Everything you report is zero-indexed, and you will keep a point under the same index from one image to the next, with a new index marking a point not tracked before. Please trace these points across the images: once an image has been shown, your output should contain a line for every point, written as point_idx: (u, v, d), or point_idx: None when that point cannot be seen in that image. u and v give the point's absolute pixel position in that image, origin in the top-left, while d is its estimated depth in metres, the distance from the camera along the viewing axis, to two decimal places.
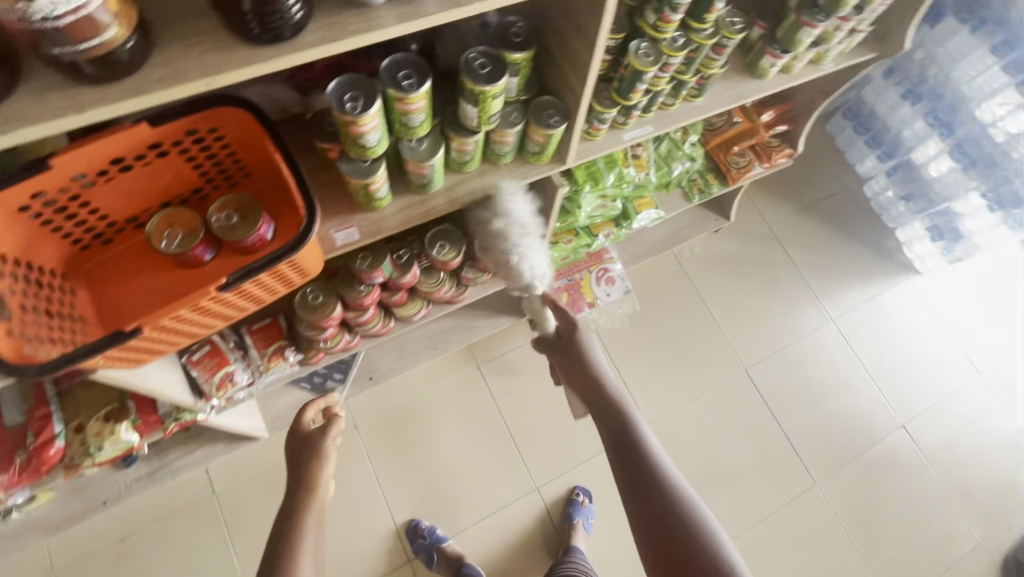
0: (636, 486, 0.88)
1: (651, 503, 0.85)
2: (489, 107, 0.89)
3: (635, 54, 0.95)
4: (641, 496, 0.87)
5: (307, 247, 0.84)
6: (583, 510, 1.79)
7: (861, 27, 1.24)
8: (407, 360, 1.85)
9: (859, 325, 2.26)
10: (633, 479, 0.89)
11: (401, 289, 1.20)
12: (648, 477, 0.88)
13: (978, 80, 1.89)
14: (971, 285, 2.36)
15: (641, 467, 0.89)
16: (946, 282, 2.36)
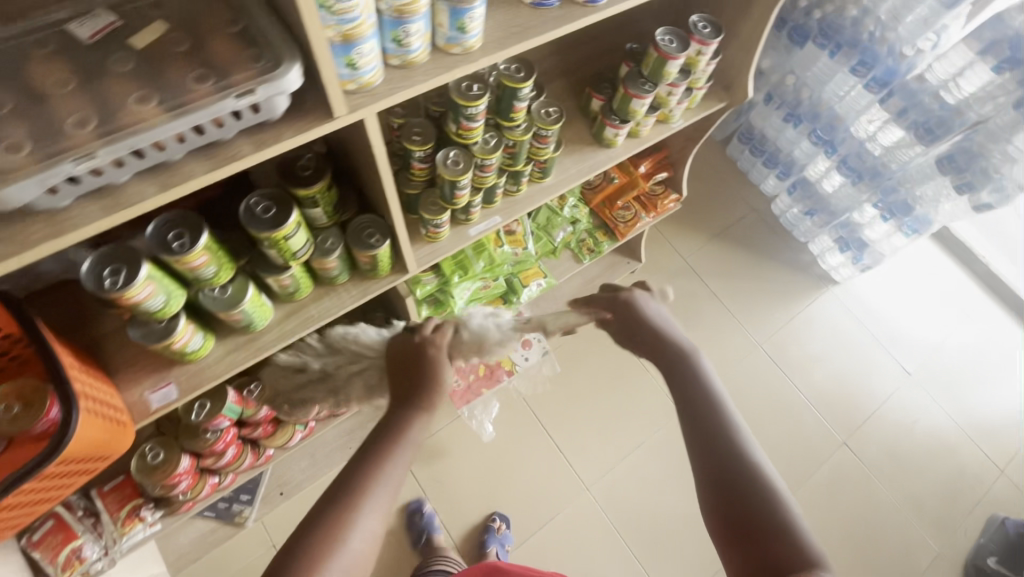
0: (701, 449, 0.79)
1: (718, 468, 0.76)
2: (289, 246, 0.83)
3: (445, 165, 0.92)
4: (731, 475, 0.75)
5: (87, 425, 0.76)
6: (498, 537, 1.75)
7: (698, 85, 1.23)
8: (320, 467, 1.72)
9: (787, 344, 2.26)
10: (697, 439, 0.80)
11: (261, 422, 1.13)
12: (715, 440, 0.79)
13: (849, 97, 1.92)
14: (890, 284, 2.40)
15: (709, 427, 0.80)
16: (865, 286, 2.39)
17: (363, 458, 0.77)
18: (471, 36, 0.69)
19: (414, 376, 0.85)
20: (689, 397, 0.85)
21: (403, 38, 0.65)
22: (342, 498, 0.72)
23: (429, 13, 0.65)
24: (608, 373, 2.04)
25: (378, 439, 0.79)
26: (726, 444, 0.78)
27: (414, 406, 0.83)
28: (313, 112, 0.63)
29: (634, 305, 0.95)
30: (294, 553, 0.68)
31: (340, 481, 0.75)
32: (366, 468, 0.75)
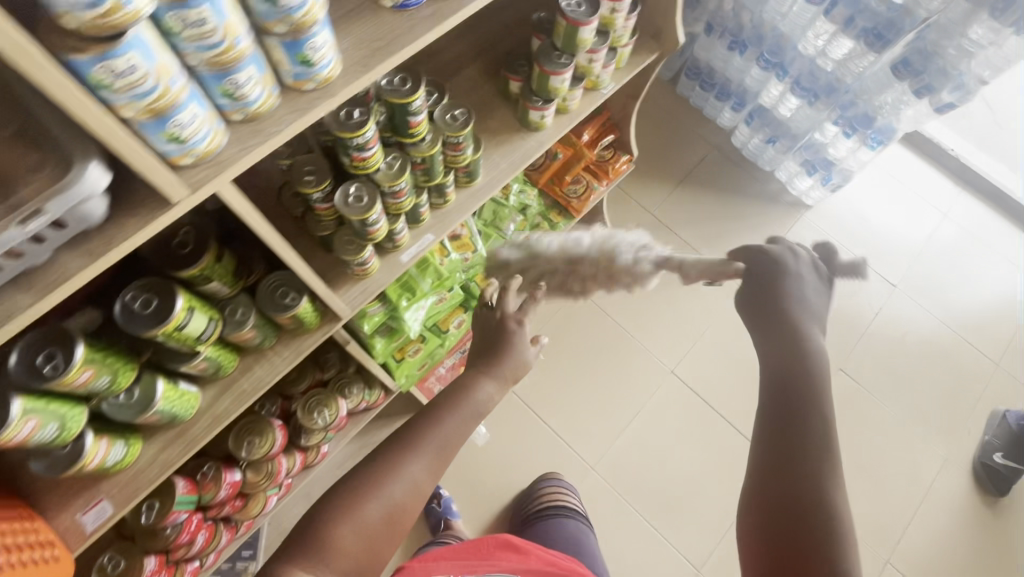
0: (767, 454, 0.66)
1: (783, 475, 0.64)
2: (187, 334, 0.74)
3: (346, 205, 0.81)
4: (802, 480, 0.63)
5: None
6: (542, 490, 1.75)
7: (622, 43, 1.11)
8: None
9: None
10: (773, 437, 0.66)
11: (225, 501, 1.05)
12: (792, 448, 0.65)
13: (791, 14, 1.78)
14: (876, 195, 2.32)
15: (792, 434, 0.65)
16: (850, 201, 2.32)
17: (417, 423, 0.83)
18: (323, 67, 0.58)
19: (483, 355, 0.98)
20: (788, 391, 0.68)
21: (236, 91, 0.53)
22: (391, 452, 0.78)
23: (258, 54, 0.53)
24: (595, 348, 1.98)
25: (433, 413, 0.85)
26: (807, 455, 0.64)
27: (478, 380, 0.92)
28: (146, 203, 0.53)
29: (777, 271, 0.74)
30: (336, 494, 0.74)
31: (396, 437, 0.82)
32: (414, 432, 0.81)
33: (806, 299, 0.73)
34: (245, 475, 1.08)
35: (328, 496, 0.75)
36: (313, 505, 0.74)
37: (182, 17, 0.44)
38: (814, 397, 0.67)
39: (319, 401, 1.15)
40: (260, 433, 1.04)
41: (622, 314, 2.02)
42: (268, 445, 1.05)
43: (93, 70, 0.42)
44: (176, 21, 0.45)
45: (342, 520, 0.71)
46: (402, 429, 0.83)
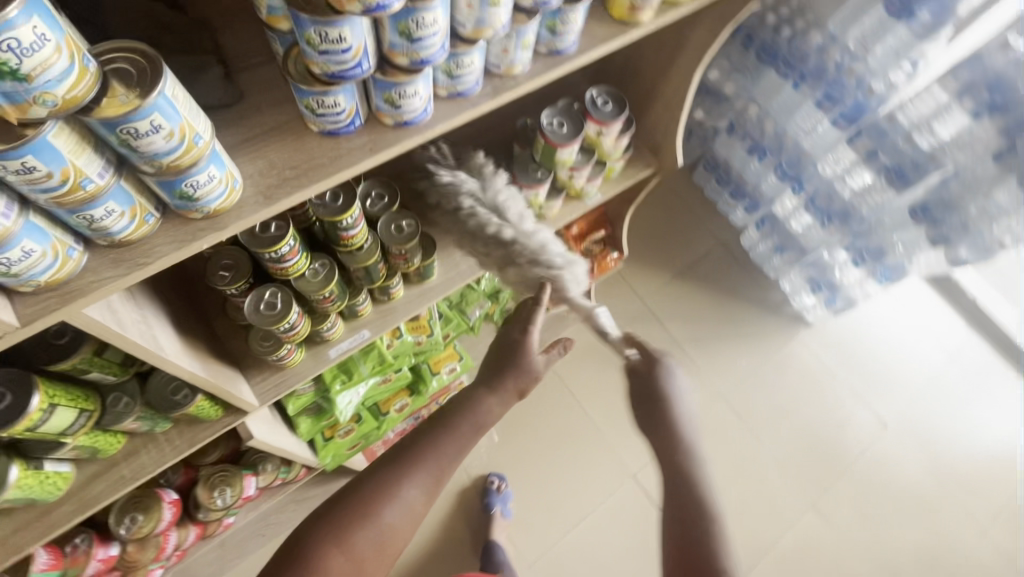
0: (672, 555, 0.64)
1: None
2: (46, 431, 0.67)
3: (255, 313, 0.74)
4: None
5: None
6: (500, 497, 1.62)
7: (612, 158, 1.04)
8: None
9: (752, 392, 1.97)
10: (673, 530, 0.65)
11: (94, 575, 0.97)
12: (689, 551, 0.63)
13: (815, 133, 1.60)
14: (886, 322, 2.10)
15: (689, 533, 0.64)
16: (855, 327, 2.09)
17: (420, 433, 0.70)
18: (209, 200, 0.51)
19: (504, 346, 0.78)
20: (675, 489, 0.68)
21: (91, 224, 0.47)
22: (391, 471, 0.66)
23: (124, 188, 0.46)
24: (552, 438, 1.74)
25: (441, 420, 0.71)
26: (703, 549, 0.63)
27: (501, 374, 0.75)
28: None
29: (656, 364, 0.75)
30: (325, 516, 0.64)
31: (397, 448, 0.69)
32: (418, 447, 0.68)
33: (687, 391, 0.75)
34: (125, 550, 1.00)
35: (315, 519, 0.64)
36: (295, 532, 0.64)
37: (4, 165, 0.38)
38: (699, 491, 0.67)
39: (224, 479, 1.07)
40: (146, 510, 0.97)
41: (592, 405, 1.78)
42: (153, 523, 0.98)
43: None
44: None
45: (335, 549, 0.61)
46: (404, 439, 0.70)
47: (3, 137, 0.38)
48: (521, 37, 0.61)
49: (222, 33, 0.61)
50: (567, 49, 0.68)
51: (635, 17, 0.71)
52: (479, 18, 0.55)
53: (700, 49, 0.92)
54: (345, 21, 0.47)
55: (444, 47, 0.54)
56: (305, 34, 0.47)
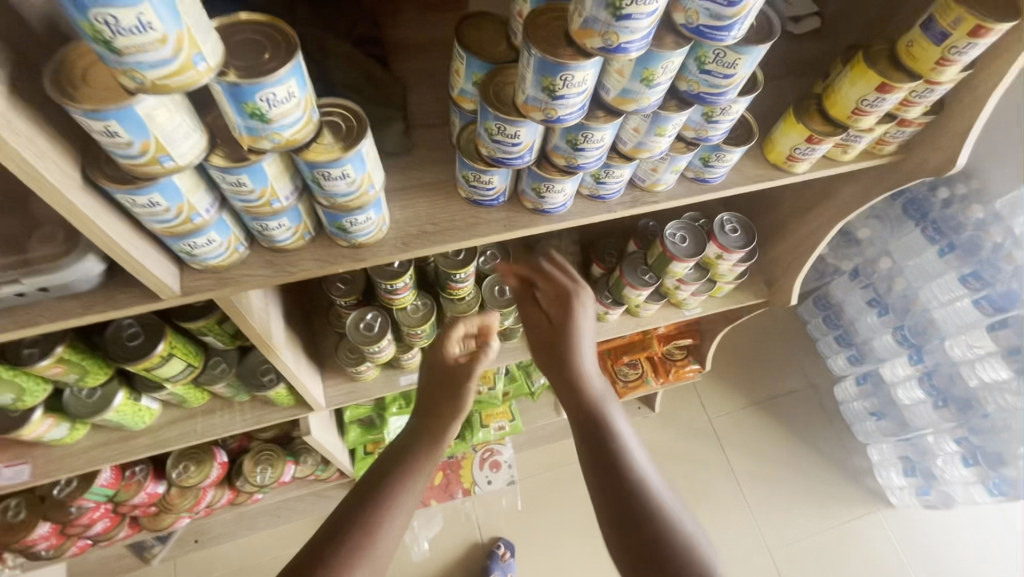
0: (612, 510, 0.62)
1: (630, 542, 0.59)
2: (157, 374, 0.76)
3: (354, 329, 0.82)
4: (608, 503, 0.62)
5: None
6: (502, 565, 1.56)
7: (724, 280, 1.02)
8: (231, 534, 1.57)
9: (803, 560, 1.74)
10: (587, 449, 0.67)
11: (137, 504, 1.06)
12: (625, 501, 0.61)
13: (950, 308, 1.48)
14: (990, 536, 1.79)
15: (620, 483, 0.62)
16: (950, 528, 1.80)
17: (351, 519, 0.61)
18: (359, 235, 0.58)
19: (439, 377, 0.74)
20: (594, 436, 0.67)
21: (263, 230, 0.55)
22: (364, 522, 0.61)
23: (297, 209, 0.54)
24: (574, 524, 1.66)
25: (396, 460, 0.67)
26: (629, 487, 0.62)
27: (440, 410, 0.72)
28: (138, 288, 0.54)
29: (569, 324, 0.73)
30: None
31: (360, 489, 0.65)
32: (353, 531, 0.60)
33: (592, 339, 0.74)
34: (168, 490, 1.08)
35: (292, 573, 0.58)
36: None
37: (224, 177, 0.46)
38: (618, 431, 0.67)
39: (268, 458, 1.14)
40: (198, 461, 1.05)
41: None
42: (200, 477, 1.05)
43: (115, 195, 0.43)
44: (218, 177, 0.46)
45: None
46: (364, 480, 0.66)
47: (232, 155, 0.45)
48: (674, 163, 0.64)
49: (413, 91, 0.70)
50: (713, 180, 0.69)
51: (790, 166, 0.72)
52: (641, 141, 0.58)
53: (847, 204, 0.90)
54: (523, 121, 0.52)
55: (600, 158, 0.58)
56: (486, 123, 0.53)
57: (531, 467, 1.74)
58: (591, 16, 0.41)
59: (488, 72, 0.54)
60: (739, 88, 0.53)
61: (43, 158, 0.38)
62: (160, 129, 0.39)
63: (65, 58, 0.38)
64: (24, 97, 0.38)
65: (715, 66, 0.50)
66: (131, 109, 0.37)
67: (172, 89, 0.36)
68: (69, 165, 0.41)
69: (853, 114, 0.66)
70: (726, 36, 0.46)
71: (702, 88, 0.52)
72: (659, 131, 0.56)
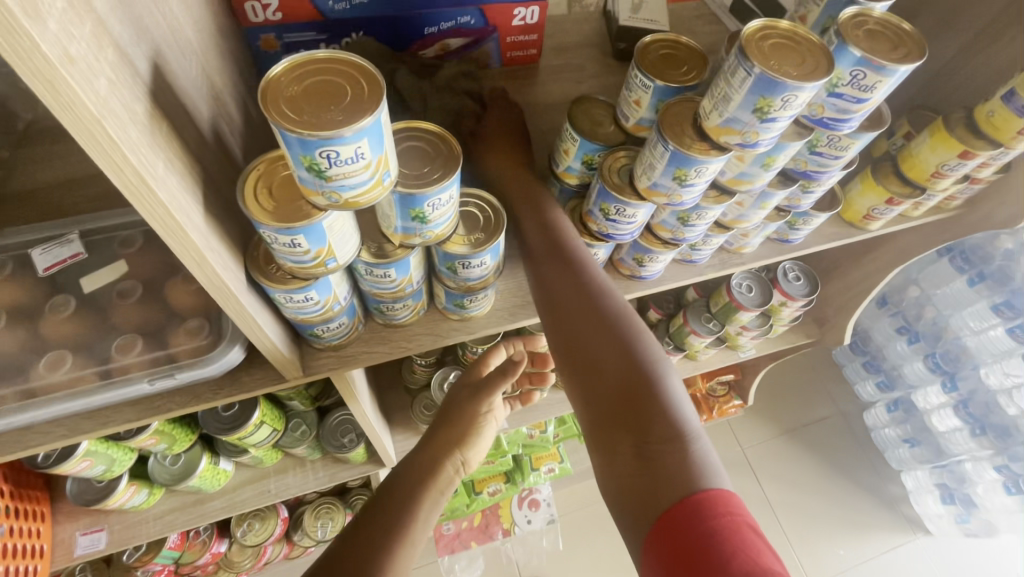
0: (580, 384, 0.51)
1: (603, 422, 0.48)
2: (247, 441, 0.76)
3: (440, 389, 0.84)
4: (573, 349, 0.52)
5: None
6: None
7: (781, 325, 1.04)
8: None
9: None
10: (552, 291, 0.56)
11: (199, 565, 1.05)
12: (596, 369, 0.50)
13: (983, 336, 1.51)
14: None
15: (587, 348, 0.51)
16: (992, 556, 1.77)
17: (377, 526, 0.56)
18: (472, 310, 0.59)
19: (458, 417, 0.68)
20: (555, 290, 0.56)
21: (386, 310, 0.56)
22: (390, 526, 0.56)
23: (420, 290, 0.56)
24: (617, 564, 1.64)
25: (411, 482, 0.62)
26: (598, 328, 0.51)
27: (445, 451, 0.66)
28: (265, 370, 0.55)
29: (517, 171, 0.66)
30: None
31: (369, 519, 0.58)
32: (379, 537, 0.55)
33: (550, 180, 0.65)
34: (229, 549, 1.07)
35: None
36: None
37: (369, 271, 0.48)
38: (584, 277, 0.55)
39: (329, 511, 1.13)
40: (262, 519, 1.05)
41: None
42: (262, 536, 1.05)
43: (272, 293, 0.45)
44: (364, 270, 0.48)
45: None
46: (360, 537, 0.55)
47: (379, 251, 0.47)
48: (765, 229, 0.66)
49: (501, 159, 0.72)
50: (794, 241, 0.72)
51: (865, 224, 0.75)
52: (742, 213, 0.60)
53: (905, 251, 0.92)
54: (641, 203, 0.54)
55: (703, 230, 0.60)
56: (602, 204, 0.56)
57: (569, 504, 1.73)
58: (733, 116, 0.44)
59: (602, 155, 0.57)
60: (844, 165, 0.56)
61: (226, 268, 0.40)
62: (335, 237, 0.41)
63: (249, 174, 0.40)
64: (213, 212, 0.40)
65: (826, 148, 0.53)
66: (318, 224, 0.39)
67: (361, 204, 0.38)
68: (239, 269, 0.43)
69: (931, 176, 0.68)
70: (844, 127, 0.48)
71: (810, 166, 0.55)
72: (763, 204, 0.59)
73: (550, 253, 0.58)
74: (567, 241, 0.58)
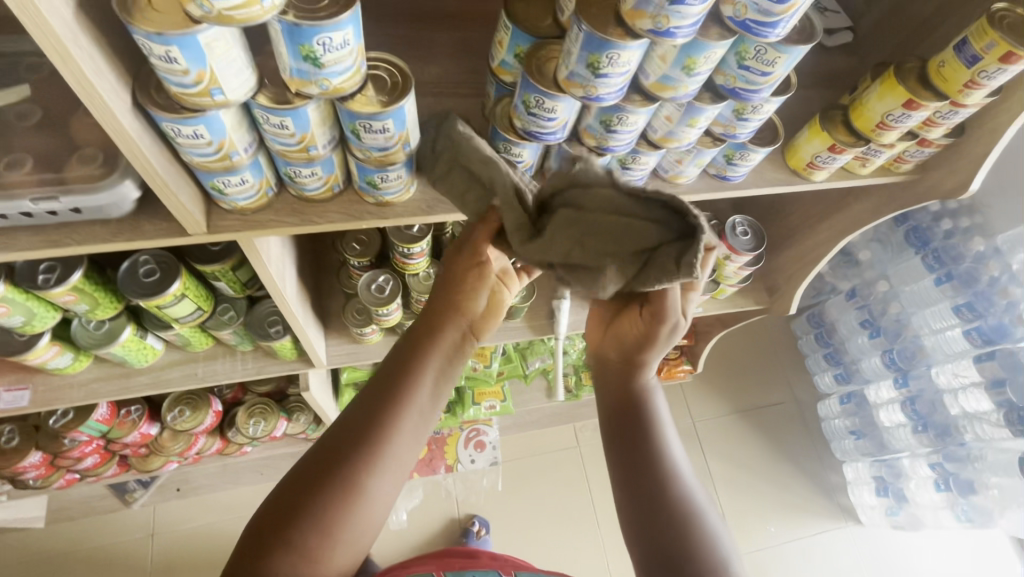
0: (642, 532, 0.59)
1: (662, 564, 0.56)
2: (168, 312, 0.77)
3: (367, 290, 0.83)
4: (642, 503, 0.60)
5: None
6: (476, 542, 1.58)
7: (728, 283, 1.03)
8: (228, 477, 1.52)
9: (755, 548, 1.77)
10: (628, 442, 0.63)
11: (129, 443, 1.07)
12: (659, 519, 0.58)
13: (940, 336, 1.48)
14: (951, 560, 1.81)
15: (653, 503, 0.59)
16: (914, 550, 1.83)
17: (383, 397, 0.59)
18: (387, 192, 0.59)
19: (453, 278, 0.64)
20: (637, 459, 0.62)
21: (295, 177, 0.55)
22: (395, 395, 0.59)
23: (332, 160, 0.55)
24: (552, 511, 1.69)
25: (417, 351, 0.62)
26: (662, 487, 0.60)
27: (446, 319, 0.64)
28: (167, 221, 0.55)
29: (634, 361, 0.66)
30: (303, 487, 0.54)
31: (376, 382, 0.60)
32: (385, 408, 0.58)
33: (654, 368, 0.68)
34: (160, 433, 1.09)
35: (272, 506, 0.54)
36: (250, 524, 0.53)
37: (267, 118, 0.47)
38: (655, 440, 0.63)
39: (262, 412, 1.15)
40: (193, 407, 1.06)
41: (604, 499, 1.72)
42: (194, 423, 1.07)
43: (161, 122, 0.44)
44: (262, 117, 0.47)
45: (301, 531, 0.52)
46: (347, 417, 0.58)
47: (278, 98, 0.47)
48: (699, 157, 0.65)
49: (449, 58, 0.70)
50: (734, 179, 0.71)
51: (809, 173, 0.73)
52: (671, 130, 0.59)
53: (860, 219, 0.90)
54: (562, 95, 0.53)
55: (630, 143, 0.59)
56: (525, 95, 0.54)
57: (514, 449, 1.76)
58: None
59: (533, 46, 0.55)
60: (775, 88, 0.55)
61: (100, 76, 0.40)
62: (217, 61, 0.41)
63: None
64: (89, 15, 0.39)
65: (754, 63, 0.52)
66: (194, 37, 0.38)
67: (234, 21, 0.38)
68: (121, 86, 0.42)
69: (877, 127, 0.67)
70: (769, 33, 0.47)
71: (739, 83, 0.54)
72: (691, 122, 0.57)
73: (628, 418, 0.65)
74: (645, 405, 0.65)
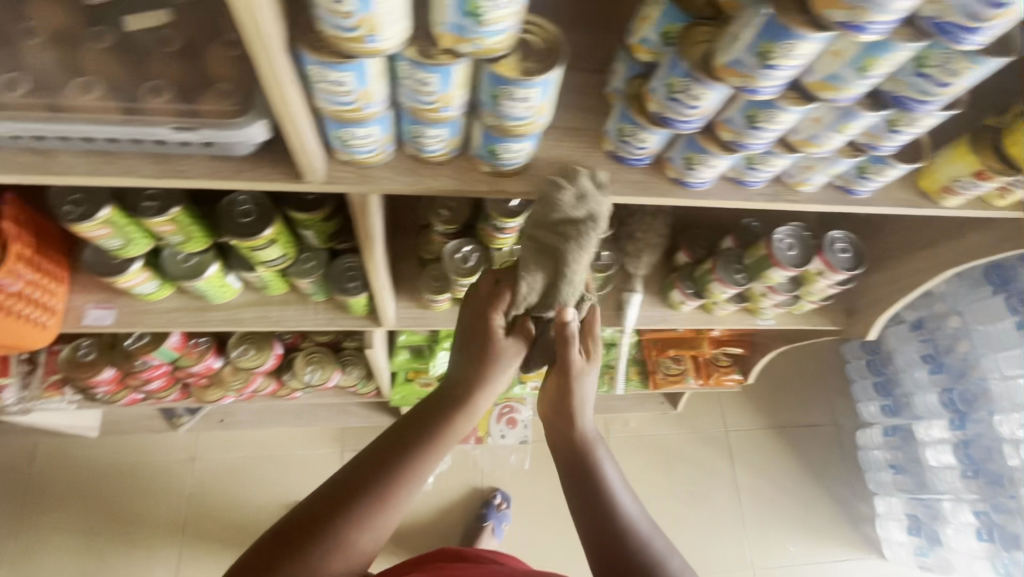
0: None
1: None
2: (258, 255, 0.77)
3: (452, 258, 0.83)
4: (598, 547, 0.62)
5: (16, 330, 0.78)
6: (497, 514, 1.60)
7: (809, 299, 0.99)
8: (268, 417, 1.56)
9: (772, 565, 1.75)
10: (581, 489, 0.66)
11: (194, 373, 1.11)
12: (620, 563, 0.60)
13: (1012, 382, 1.39)
14: None
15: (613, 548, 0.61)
16: None
17: (384, 457, 0.62)
18: (506, 162, 0.57)
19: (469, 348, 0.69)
20: (591, 504, 0.64)
21: (419, 136, 0.54)
22: (399, 458, 0.62)
23: (458, 124, 0.53)
24: None
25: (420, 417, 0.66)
26: (616, 531, 0.62)
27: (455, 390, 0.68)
28: (285, 166, 0.54)
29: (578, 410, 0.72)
30: (296, 535, 0.56)
31: (381, 443, 0.64)
32: (384, 468, 0.61)
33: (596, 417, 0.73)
34: (223, 367, 1.12)
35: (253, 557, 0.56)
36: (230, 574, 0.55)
37: (412, 72, 0.46)
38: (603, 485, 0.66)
39: (320, 360, 1.18)
40: (257, 347, 1.09)
41: None
42: (256, 362, 1.10)
43: (310, 65, 0.43)
44: (407, 71, 0.46)
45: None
46: (347, 471, 0.61)
47: (425, 52, 0.45)
48: (833, 165, 0.61)
49: (575, 28, 0.66)
50: (859, 193, 0.67)
51: (941, 198, 0.69)
52: (815, 134, 0.55)
53: (973, 251, 0.84)
54: (714, 85, 0.49)
55: (767, 143, 0.55)
56: (670, 79, 0.51)
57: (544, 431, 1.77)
58: None
59: (685, 26, 0.51)
60: (946, 102, 0.50)
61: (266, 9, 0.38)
62: (382, 7, 0.39)
63: None
64: None
65: (934, 72, 0.47)
66: None
67: None
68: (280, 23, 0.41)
69: None
70: (968, 41, 0.42)
71: (909, 92, 0.49)
72: (841, 127, 0.53)
73: (576, 467, 0.68)
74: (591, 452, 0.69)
